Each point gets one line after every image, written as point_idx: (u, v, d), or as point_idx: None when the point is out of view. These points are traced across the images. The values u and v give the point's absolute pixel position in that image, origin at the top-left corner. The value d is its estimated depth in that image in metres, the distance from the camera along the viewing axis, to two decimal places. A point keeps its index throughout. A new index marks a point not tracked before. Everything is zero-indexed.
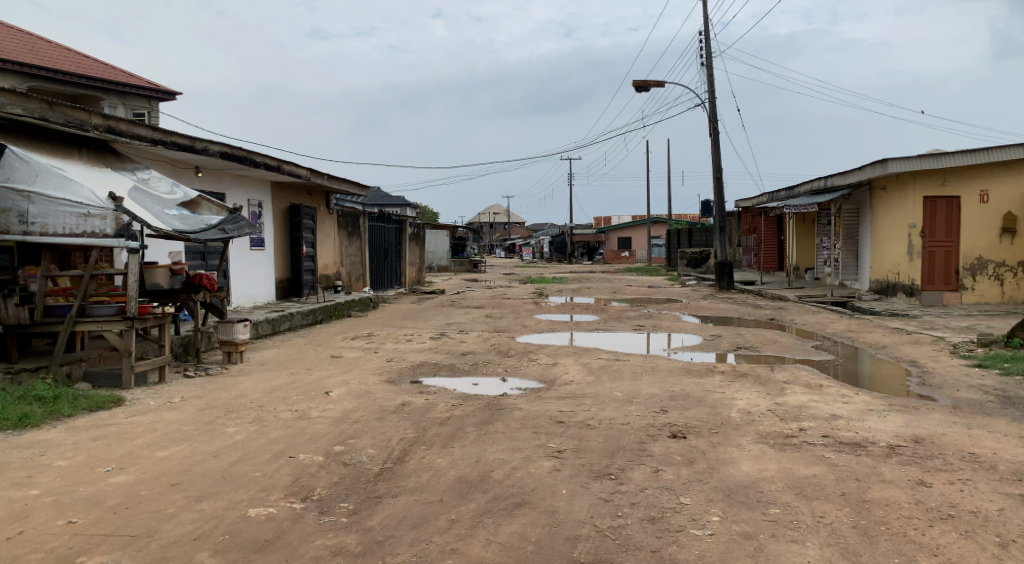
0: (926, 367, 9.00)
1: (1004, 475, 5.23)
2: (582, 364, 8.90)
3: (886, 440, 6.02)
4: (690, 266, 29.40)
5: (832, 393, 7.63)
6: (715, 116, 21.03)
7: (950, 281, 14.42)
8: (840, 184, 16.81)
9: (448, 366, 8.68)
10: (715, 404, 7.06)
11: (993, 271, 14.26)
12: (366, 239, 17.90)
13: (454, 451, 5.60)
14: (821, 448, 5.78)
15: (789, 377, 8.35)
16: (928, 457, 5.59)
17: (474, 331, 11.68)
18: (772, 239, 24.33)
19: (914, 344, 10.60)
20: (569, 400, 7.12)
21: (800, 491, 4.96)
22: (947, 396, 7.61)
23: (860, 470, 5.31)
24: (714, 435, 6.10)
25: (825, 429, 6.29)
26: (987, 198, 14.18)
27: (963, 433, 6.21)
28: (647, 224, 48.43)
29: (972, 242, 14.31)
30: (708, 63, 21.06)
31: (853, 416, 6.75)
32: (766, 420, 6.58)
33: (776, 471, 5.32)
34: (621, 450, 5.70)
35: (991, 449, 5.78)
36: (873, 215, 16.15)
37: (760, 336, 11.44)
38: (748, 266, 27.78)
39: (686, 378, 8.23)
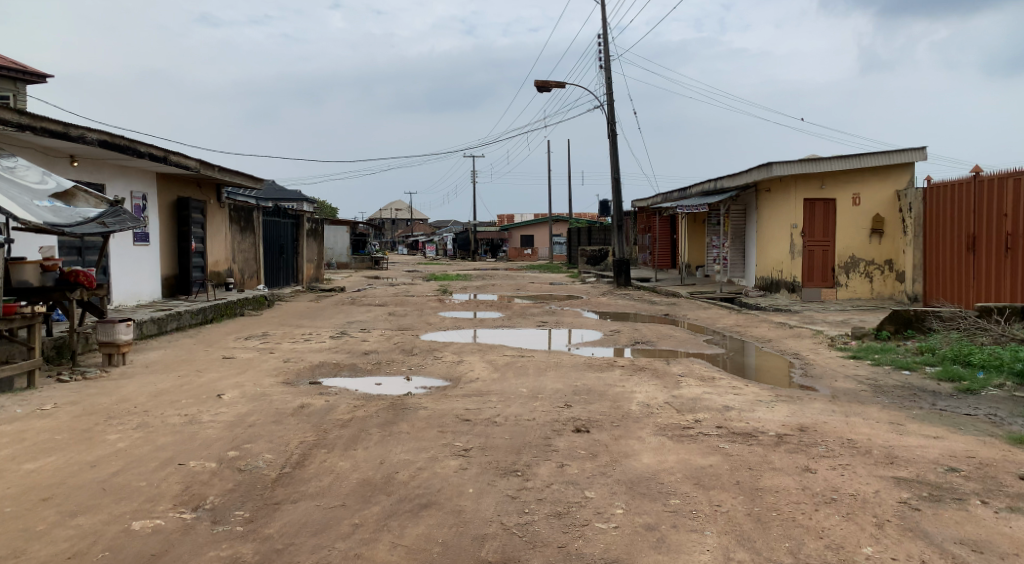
0: (808, 359, 9.38)
1: (879, 459, 5.45)
2: (488, 360, 8.77)
3: (773, 429, 6.19)
4: (590, 264, 29.91)
5: (724, 385, 7.82)
6: (613, 118, 21.38)
7: (827, 278, 15.21)
8: (731, 186, 17.45)
9: (349, 366, 8.36)
10: (617, 398, 7.09)
11: (864, 269, 15.01)
12: (260, 234, 17.15)
13: (356, 453, 5.35)
14: (715, 439, 5.88)
15: (685, 370, 8.53)
16: (812, 444, 5.77)
17: (375, 329, 11.36)
18: (667, 239, 25.05)
19: (797, 337, 11.07)
20: (475, 397, 6.97)
21: (697, 482, 5.00)
22: (827, 386, 7.94)
23: (753, 459, 5.41)
24: (616, 428, 6.10)
25: (719, 420, 6.41)
26: (859, 201, 14.91)
27: (842, 421, 6.47)
28: (547, 223, 48.90)
29: (847, 241, 15.05)
30: (607, 65, 21.37)
31: (744, 406, 6.92)
32: (664, 412, 6.65)
33: (674, 462, 5.36)
34: (527, 446, 5.60)
35: (867, 435, 6.03)
36: (759, 215, 16.80)
37: (657, 331, 11.67)
38: (644, 264, 28.46)
39: (589, 373, 8.26)
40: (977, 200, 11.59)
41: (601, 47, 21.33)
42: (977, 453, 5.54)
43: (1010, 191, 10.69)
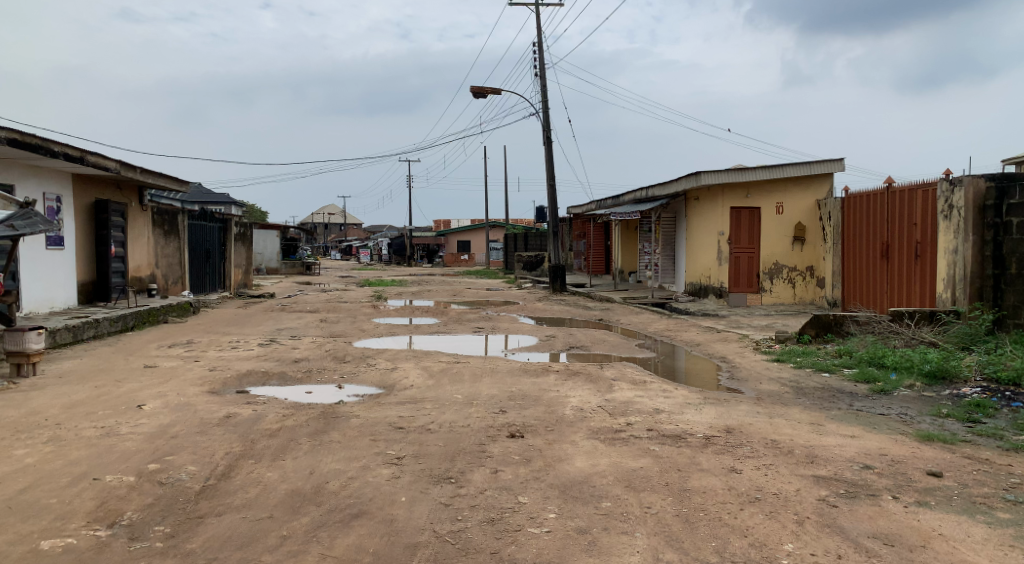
0: (734, 363, 9.65)
1: (800, 458, 5.65)
2: (422, 367, 8.72)
3: (702, 430, 6.35)
4: (526, 269, 30.09)
5: (655, 388, 7.98)
6: (547, 125, 21.58)
7: (753, 283, 15.67)
8: (662, 194, 17.83)
9: (279, 374, 8.19)
10: (551, 403, 7.15)
11: (787, 275, 15.53)
12: (185, 239, 16.64)
13: (285, 463, 5.25)
14: (646, 441, 5.99)
15: (618, 374, 8.66)
16: (738, 445, 5.95)
17: (306, 336, 11.17)
18: (601, 245, 25.39)
19: (724, 341, 11.38)
20: (408, 404, 6.93)
21: (628, 484, 5.09)
22: (753, 388, 8.19)
23: (681, 461, 5.54)
24: (550, 433, 6.15)
25: (650, 423, 6.54)
26: (783, 210, 15.43)
27: (767, 422, 6.68)
28: (483, 228, 49.00)
29: (771, 248, 15.54)
30: (541, 73, 21.56)
31: (674, 409, 7.08)
32: (596, 415, 6.75)
33: (607, 465, 5.44)
34: (461, 453, 5.60)
35: (789, 435, 6.25)
36: (689, 222, 17.22)
37: (592, 336, 11.82)
38: (579, 270, 28.79)
39: (523, 378, 8.30)
40: (890, 210, 12.14)
41: (536, 55, 21.52)
42: (890, 451, 5.80)
43: (919, 201, 11.22)
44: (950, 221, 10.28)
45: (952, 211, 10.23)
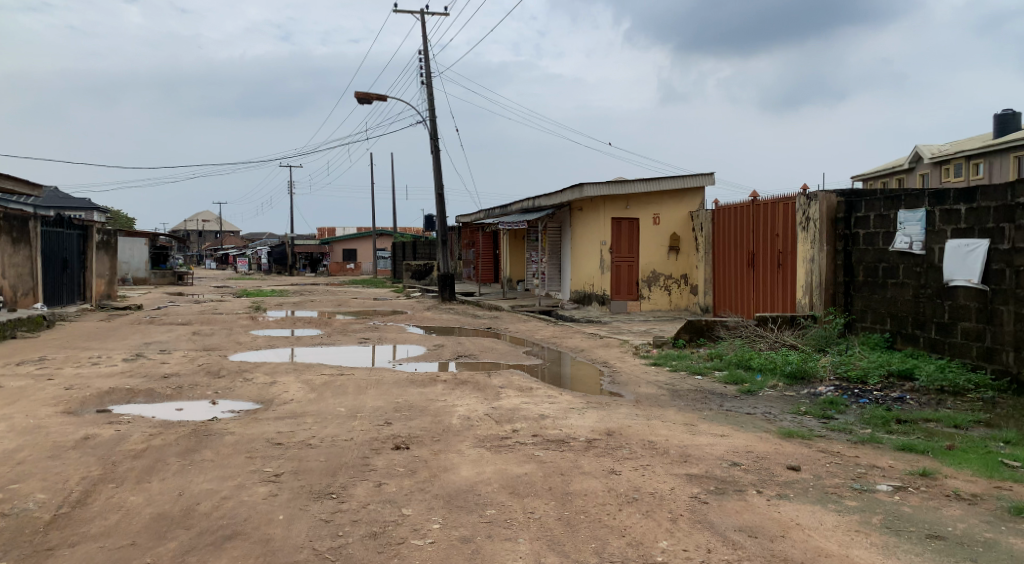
0: (616, 367, 9.94)
1: (674, 457, 5.89)
2: (304, 381, 8.46)
3: (584, 434, 6.50)
4: (414, 278, 29.86)
5: (540, 394, 8.10)
6: (435, 134, 21.54)
7: (633, 291, 16.21)
8: (548, 204, 18.16)
9: (146, 391, 7.75)
10: (437, 412, 7.12)
11: (663, 282, 16.17)
12: (37, 247, 15.50)
13: (151, 486, 4.98)
14: (531, 447, 6.07)
15: (504, 382, 8.71)
16: (618, 447, 6.13)
17: (177, 351, 10.62)
18: (489, 253, 25.56)
19: (606, 346, 11.69)
20: (288, 419, 6.72)
21: (512, 490, 5.14)
22: (632, 391, 8.47)
23: (564, 465, 5.66)
24: (435, 443, 6.12)
25: (535, 429, 6.63)
26: (659, 220, 16.06)
27: (645, 424, 6.93)
28: (370, 237, 48.33)
29: (649, 257, 16.14)
30: (427, 81, 21.51)
31: (558, 414, 7.21)
32: (483, 423, 6.77)
33: (492, 473, 5.47)
34: (343, 467, 5.48)
35: (666, 436, 6.51)
36: (572, 232, 17.62)
37: (480, 344, 11.85)
38: (467, 278, 28.85)
39: (409, 388, 8.22)
40: (755, 222, 12.88)
41: (422, 63, 21.45)
42: (755, 448, 6.14)
43: (781, 213, 11.96)
44: (808, 232, 11.03)
45: (809, 222, 10.97)
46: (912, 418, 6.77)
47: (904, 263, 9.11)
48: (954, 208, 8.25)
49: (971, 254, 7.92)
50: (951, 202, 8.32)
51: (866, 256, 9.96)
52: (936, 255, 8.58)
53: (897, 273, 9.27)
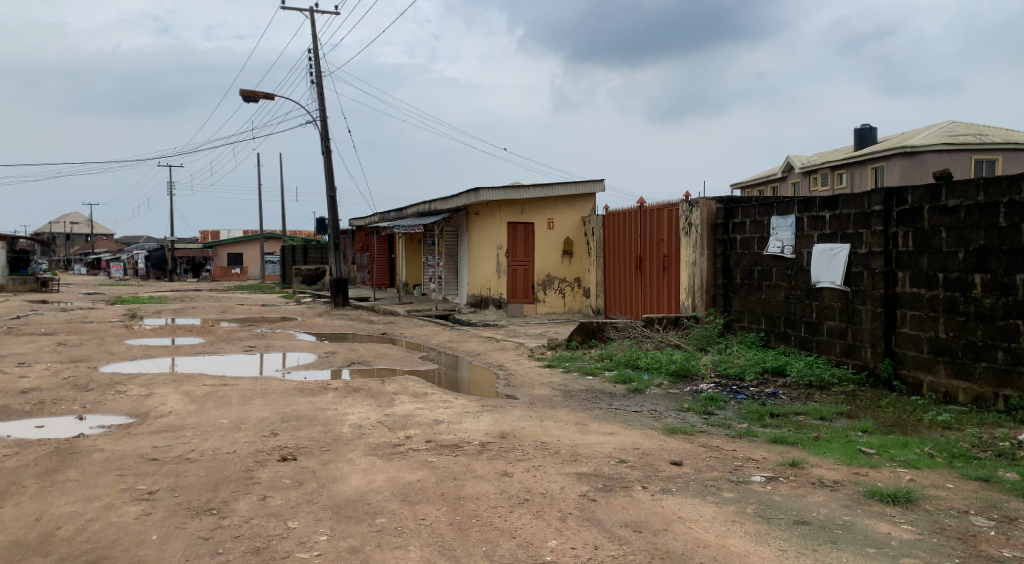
0: (511, 370, 10.02)
1: (565, 457, 5.99)
2: (183, 392, 8.07)
3: (478, 438, 6.51)
4: (305, 283, 29.10)
5: (434, 399, 8.05)
6: (326, 134, 21.07)
7: (529, 294, 16.37)
8: (443, 208, 18.11)
9: (3, 408, 7.18)
10: (328, 421, 6.96)
11: (558, 286, 16.43)
12: None
13: (5, 512, 4.62)
14: (423, 453, 6.03)
15: (398, 388, 8.60)
16: (511, 449, 6.18)
17: (40, 363, 9.90)
18: (385, 258, 25.24)
19: (502, 350, 11.77)
20: (165, 434, 6.40)
21: (404, 498, 5.08)
22: (527, 394, 8.55)
23: (457, 469, 5.64)
24: (325, 453, 5.98)
25: (428, 434, 6.59)
26: (553, 225, 16.33)
27: (538, 425, 7.01)
28: (258, 241, 46.78)
29: (543, 261, 16.36)
30: (317, 80, 21.02)
31: (452, 419, 7.19)
32: (375, 431, 6.67)
33: (383, 481, 5.39)
34: (225, 481, 5.27)
35: (558, 436, 6.61)
36: (469, 236, 17.63)
37: (374, 350, 11.67)
38: (361, 283, 28.38)
39: (298, 397, 8.00)
40: (642, 226, 13.30)
41: (311, 63, 20.94)
42: (641, 444, 6.33)
43: (665, 219, 12.41)
44: (690, 237, 11.49)
45: (692, 228, 11.44)
46: (783, 412, 7.17)
47: (777, 266, 9.64)
48: (819, 215, 8.81)
49: (835, 257, 8.47)
50: (816, 209, 8.87)
51: (743, 260, 10.47)
52: (804, 259, 9.11)
53: (770, 275, 9.79)
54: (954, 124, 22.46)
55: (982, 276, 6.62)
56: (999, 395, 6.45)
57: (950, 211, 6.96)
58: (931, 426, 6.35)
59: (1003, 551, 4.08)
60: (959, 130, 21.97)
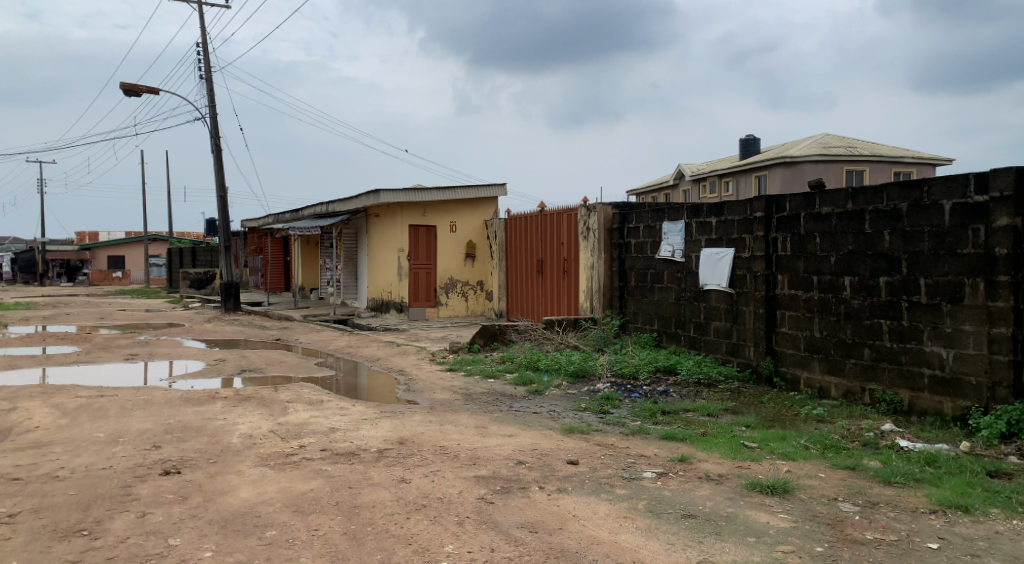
0: (410, 375, 9.94)
1: (464, 461, 6.00)
2: (53, 406, 7.58)
3: (375, 445, 6.43)
4: (194, 288, 27.91)
5: (331, 407, 7.89)
6: (216, 132, 20.28)
7: (431, 297, 16.29)
8: (341, 210, 17.78)
9: None
10: (216, 432, 6.71)
11: (460, 289, 16.43)
12: None
13: None
14: (318, 462, 5.90)
15: (292, 396, 8.38)
16: (409, 455, 6.13)
17: None
18: (280, 261, 24.54)
19: (402, 354, 11.66)
20: (32, 450, 6.00)
21: (296, 508, 4.96)
22: (427, 398, 8.51)
23: (353, 477, 5.56)
24: (211, 465, 5.77)
25: (323, 443, 6.46)
26: (455, 228, 16.33)
27: (437, 430, 6.99)
28: (142, 244, 44.54)
29: (445, 264, 16.31)
30: (206, 76, 20.21)
31: (349, 426, 7.07)
32: (267, 441, 6.48)
33: (274, 492, 5.24)
34: (99, 499, 5.00)
35: (457, 440, 6.62)
36: (368, 239, 17.37)
37: (267, 357, 11.32)
38: (255, 287, 27.47)
39: (184, 408, 7.66)
40: (543, 230, 13.49)
41: (199, 56, 20.12)
42: (539, 445, 6.42)
43: (565, 223, 12.62)
44: (589, 241, 11.76)
45: (590, 232, 11.70)
46: (673, 409, 7.44)
47: (668, 269, 9.98)
48: (706, 220, 9.18)
49: (721, 261, 8.85)
50: (703, 215, 9.24)
51: (637, 263, 10.79)
52: (693, 262, 9.48)
53: (662, 278, 10.13)
54: (828, 137, 23.92)
55: (850, 278, 7.07)
56: (866, 389, 6.91)
57: (823, 219, 7.40)
58: (806, 420, 6.75)
59: (866, 534, 4.36)
60: (832, 142, 23.43)
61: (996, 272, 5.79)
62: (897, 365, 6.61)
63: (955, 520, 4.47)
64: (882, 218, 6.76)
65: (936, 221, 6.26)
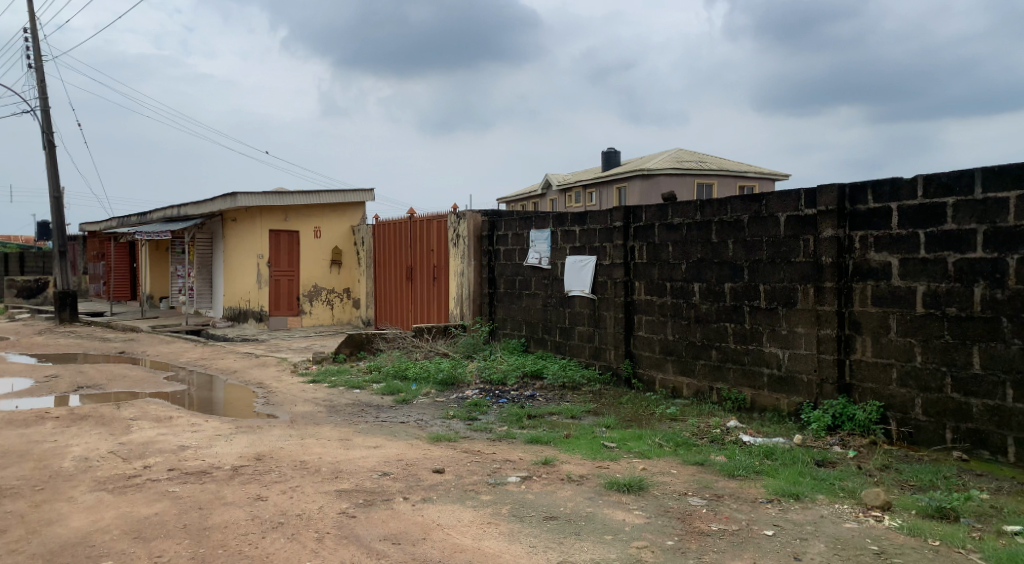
0: (270, 388, 9.57)
1: (326, 475, 5.84)
2: None
3: (229, 462, 6.14)
4: (23, 297, 25.64)
5: (180, 424, 7.46)
6: (51, 128, 18.76)
7: (293, 306, 15.78)
8: (195, 214, 16.90)
9: None
10: (45, 456, 6.18)
11: (325, 297, 16.05)
12: None
13: None
14: (164, 484, 5.56)
15: (137, 413, 7.86)
16: (266, 472, 5.90)
17: None
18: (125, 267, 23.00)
19: (261, 366, 11.21)
20: None
21: (137, 535, 4.65)
22: (287, 411, 8.22)
23: (203, 498, 5.28)
24: (38, 493, 5.30)
25: (171, 462, 6.09)
26: (320, 234, 15.94)
27: (298, 444, 6.76)
28: None
29: (309, 271, 15.88)
30: (38, 67, 18.68)
31: (200, 443, 6.71)
32: (105, 463, 6.04)
33: (112, 518, 4.89)
34: None
35: (319, 454, 6.42)
36: (225, 245, 16.60)
37: (108, 372, 10.55)
38: (96, 296, 25.56)
39: (7, 431, 7.01)
40: (412, 237, 13.40)
41: (31, 46, 18.58)
42: (405, 455, 6.34)
43: (434, 230, 12.60)
44: (458, 248, 11.78)
45: (459, 239, 11.74)
46: (539, 413, 7.56)
47: (536, 276, 10.16)
48: (570, 229, 9.42)
49: (584, 268, 9.09)
50: (568, 224, 9.46)
51: (506, 270, 10.91)
52: (558, 269, 9.70)
53: (530, 284, 10.30)
54: (682, 152, 25.23)
55: (700, 284, 7.46)
56: (714, 388, 7.31)
57: (675, 228, 7.76)
58: (661, 419, 7.05)
59: (711, 525, 4.60)
60: (685, 157, 24.72)
61: (823, 279, 6.26)
62: (740, 365, 7.03)
63: (788, 507, 4.80)
64: (726, 229, 7.18)
65: (773, 232, 6.70)
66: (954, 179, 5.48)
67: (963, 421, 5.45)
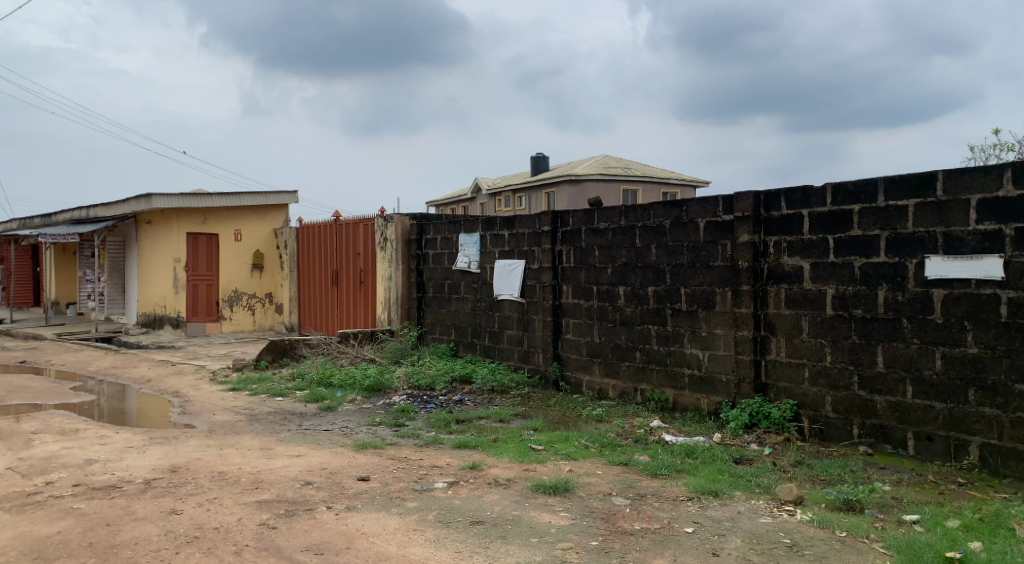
0: (186, 397, 9.22)
1: (245, 486, 5.65)
2: None
3: (141, 476, 5.87)
4: None
5: (87, 436, 7.11)
6: None
7: (212, 312, 15.29)
8: (106, 217, 16.19)
9: None
10: None
11: (246, 301, 15.61)
12: None
13: None
14: (68, 500, 5.28)
15: (40, 426, 7.44)
16: (180, 484, 5.67)
17: None
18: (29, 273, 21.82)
19: (177, 374, 10.79)
20: None
21: (37, 556, 4.40)
22: (205, 421, 7.93)
23: (112, 514, 5.03)
24: None
25: (76, 478, 5.79)
26: (240, 236, 15.50)
27: (216, 454, 6.52)
28: None
29: (229, 275, 15.42)
30: None
31: (110, 456, 6.40)
32: (3, 481, 5.69)
33: (9, 539, 4.61)
34: None
35: (238, 465, 6.21)
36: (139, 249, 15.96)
37: (9, 384, 9.97)
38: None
39: None
40: (338, 241, 13.16)
41: None
42: (329, 464, 6.20)
43: (361, 233, 12.41)
44: (386, 252, 11.63)
45: (386, 243, 11.59)
46: (467, 417, 7.51)
47: (465, 281, 10.12)
48: (499, 233, 9.41)
49: (513, 272, 9.09)
50: (497, 229, 9.45)
51: (435, 274, 10.82)
52: (487, 273, 9.68)
53: (459, 288, 10.25)
54: (608, 158, 25.62)
55: (624, 287, 7.56)
56: (638, 389, 7.42)
57: (601, 233, 7.84)
58: (587, 420, 7.11)
59: (634, 525, 4.65)
60: (611, 163, 25.10)
61: (740, 282, 6.42)
62: (663, 366, 7.15)
63: (707, 504, 4.90)
64: (649, 234, 7.29)
65: (693, 236, 6.84)
66: (860, 187, 5.70)
67: (869, 417, 5.67)
